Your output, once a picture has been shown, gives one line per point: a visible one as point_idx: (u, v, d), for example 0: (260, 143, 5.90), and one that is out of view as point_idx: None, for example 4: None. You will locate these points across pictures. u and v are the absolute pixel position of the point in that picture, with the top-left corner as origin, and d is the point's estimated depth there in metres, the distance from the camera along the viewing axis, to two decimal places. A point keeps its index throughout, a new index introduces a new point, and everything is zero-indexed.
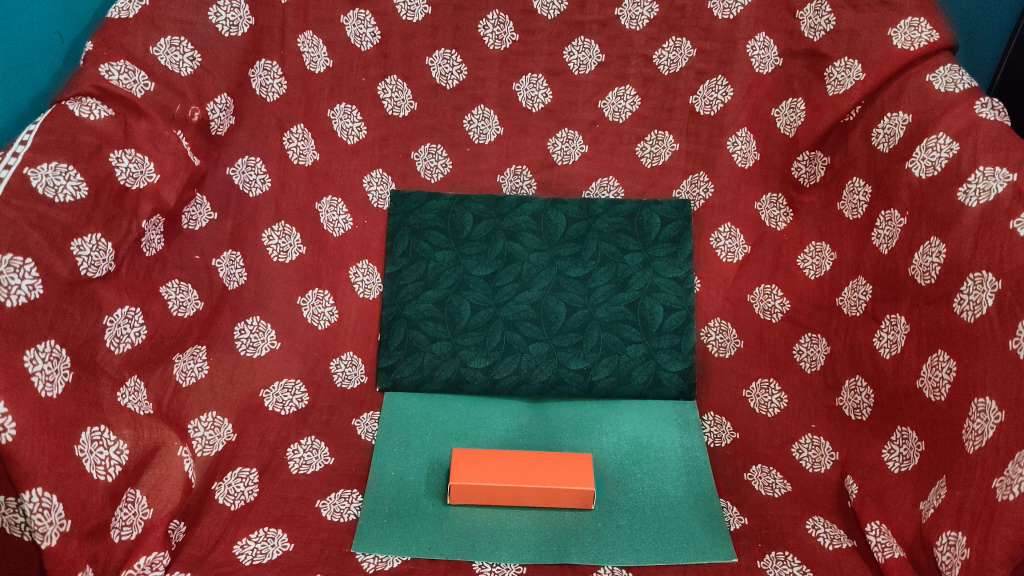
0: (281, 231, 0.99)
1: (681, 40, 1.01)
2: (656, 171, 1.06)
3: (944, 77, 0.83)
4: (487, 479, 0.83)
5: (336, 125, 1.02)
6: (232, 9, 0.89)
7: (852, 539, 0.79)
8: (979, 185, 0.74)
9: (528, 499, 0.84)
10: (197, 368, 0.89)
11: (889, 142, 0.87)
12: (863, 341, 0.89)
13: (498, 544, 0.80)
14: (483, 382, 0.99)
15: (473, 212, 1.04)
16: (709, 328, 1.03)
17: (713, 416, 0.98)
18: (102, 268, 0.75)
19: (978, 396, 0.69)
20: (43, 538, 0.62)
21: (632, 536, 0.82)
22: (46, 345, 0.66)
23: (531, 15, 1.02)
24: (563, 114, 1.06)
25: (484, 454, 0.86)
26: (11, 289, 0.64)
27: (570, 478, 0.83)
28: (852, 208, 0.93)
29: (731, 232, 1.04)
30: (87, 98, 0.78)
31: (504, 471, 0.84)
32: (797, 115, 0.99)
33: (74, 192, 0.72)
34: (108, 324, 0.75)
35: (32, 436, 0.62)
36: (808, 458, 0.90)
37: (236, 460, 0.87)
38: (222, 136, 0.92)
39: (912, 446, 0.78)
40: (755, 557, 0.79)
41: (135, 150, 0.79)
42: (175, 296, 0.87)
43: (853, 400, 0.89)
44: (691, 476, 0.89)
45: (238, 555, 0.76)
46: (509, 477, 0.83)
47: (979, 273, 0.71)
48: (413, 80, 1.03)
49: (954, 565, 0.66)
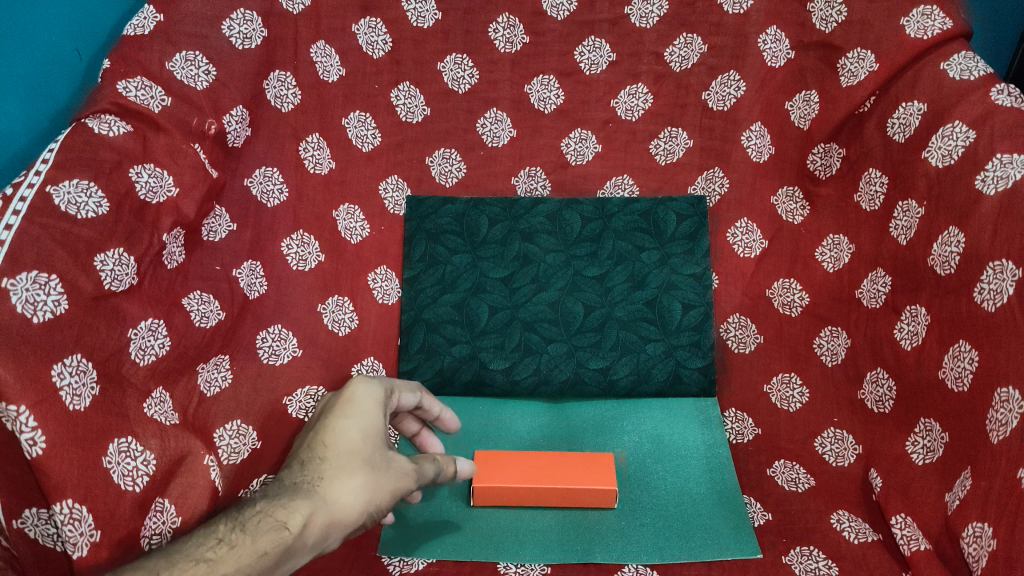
0: (300, 240, 0.99)
1: (691, 37, 1.02)
2: (671, 168, 1.06)
3: (959, 65, 0.82)
4: (509, 480, 0.83)
5: (351, 133, 1.03)
6: (245, 22, 0.90)
7: (877, 532, 0.80)
8: (997, 173, 0.73)
9: (552, 501, 0.84)
10: (221, 377, 0.87)
11: (904, 132, 0.86)
12: (884, 333, 0.88)
13: (523, 545, 0.82)
14: (503, 383, 0.99)
15: (488, 215, 1.04)
16: (728, 324, 1.02)
17: (734, 413, 0.98)
18: (125, 281, 0.76)
19: (1001, 385, 0.68)
20: (74, 548, 0.64)
21: (656, 534, 0.84)
22: (73, 359, 0.67)
23: (541, 16, 1.03)
24: (576, 114, 1.07)
25: (505, 455, 0.86)
26: (37, 304, 0.66)
27: (593, 478, 0.84)
28: (869, 199, 0.92)
29: (747, 227, 1.04)
30: (107, 114, 0.79)
31: (526, 471, 0.84)
32: (811, 108, 0.98)
33: (95, 208, 0.73)
34: (132, 336, 0.76)
35: (61, 449, 0.63)
36: (832, 452, 0.89)
37: (261, 465, 0.88)
38: (239, 148, 0.92)
39: (936, 438, 0.77)
40: (780, 552, 0.80)
41: (155, 164, 0.80)
42: (197, 308, 0.86)
43: (876, 392, 0.88)
44: (714, 473, 0.90)
45: None
46: (532, 478, 0.83)
47: (999, 261, 0.71)
48: (425, 85, 1.05)
49: (982, 557, 0.66)
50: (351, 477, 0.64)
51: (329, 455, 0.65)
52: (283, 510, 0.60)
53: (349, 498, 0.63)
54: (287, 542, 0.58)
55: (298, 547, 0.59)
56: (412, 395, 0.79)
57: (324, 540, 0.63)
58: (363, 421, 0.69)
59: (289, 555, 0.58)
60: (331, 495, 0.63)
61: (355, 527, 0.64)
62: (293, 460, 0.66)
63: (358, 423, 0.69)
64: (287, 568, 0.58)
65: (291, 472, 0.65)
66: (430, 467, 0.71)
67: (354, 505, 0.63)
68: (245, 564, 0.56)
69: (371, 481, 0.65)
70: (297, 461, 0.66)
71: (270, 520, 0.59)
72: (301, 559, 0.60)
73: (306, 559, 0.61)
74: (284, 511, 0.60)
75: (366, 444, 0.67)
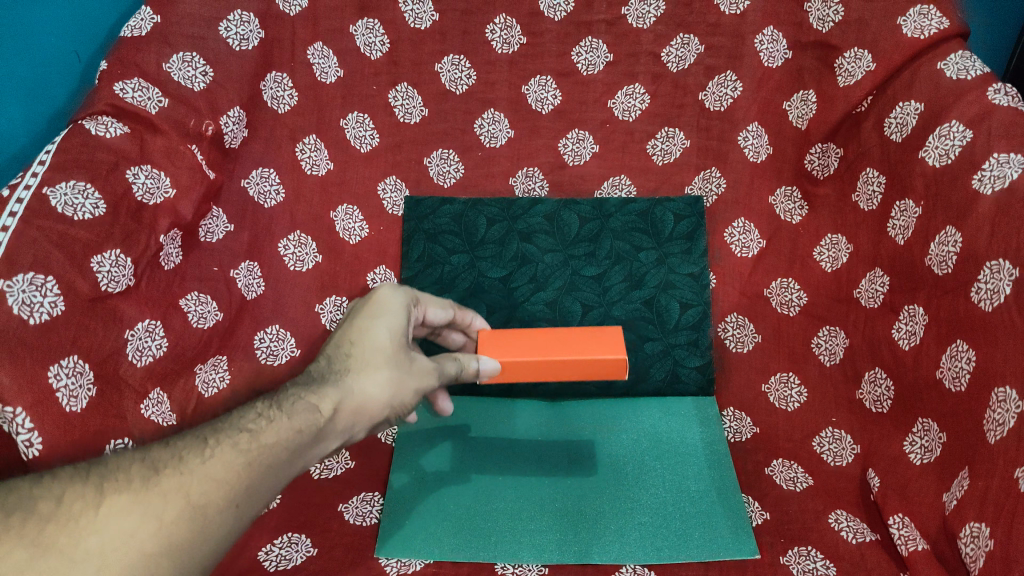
0: (296, 240, 0.99)
1: (688, 37, 1.02)
2: (668, 169, 1.06)
3: (955, 64, 0.81)
4: (508, 355, 0.77)
5: (349, 134, 1.03)
6: (242, 23, 0.90)
7: (875, 532, 0.80)
8: (994, 172, 0.73)
9: (559, 376, 0.78)
10: (219, 378, 0.87)
11: (901, 131, 0.86)
12: (883, 333, 0.87)
13: (521, 545, 0.83)
14: (502, 384, 0.99)
15: (486, 215, 1.04)
16: (726, 324, 1.03)
17: (732, 412, 0.99)
18: (122, 283, 0.76)
19: (999, 384, 0.68)
20: None
21: (653, 534, 0.84)
22: (70, 360, 0.67)
23: (538, 17, 1.03)
24: (573, 115, 1.07)
25: (507, 332, 0.80)
26: (33, 306, 0.66)
27: (601, 347, 0.76)
28: (867, 198, 0.92)
29: (745, 227, 1.04)
30: (104, 116, 0.79)
31: (529, 346, 0.78)
32: (809, 107, 0.98)
33: (92, 210, 0.73)
34: (130, 337, 0.76)
35: (60, 449, 0.64)
36: (830, 452, 0.89)
37: None
38: (236, 149, 0.92)
39: (933, 437, 0.77)
40: (778, 552, 0.80)
41: (152, 165, 0.80)
42: (195, 308, 0.86)
43: (874, 392, 0.88)
44: (712, 470, 0.90)
45: (262, 562, 0.78)
46: (535, 353, 0.77)
47: (996, 261, 0.70)
48: (422, 86, 1.05)
49: (979, 557, 0.66)
50: (379, 370, 0.66)
51: (355, 352, 0.66)
52: (313, 396, 0.62)
53: (375, 389, 0.65)
54: (317, 426, 0.61)
55: (328, 432, 0.62)
56: (440, 307, 0.81)
57: (353, 429, 0.65)
58: (387, 322, 0.69)
59: (320, 432, 0.61)
60: (357, 380, 0.65)
61: (383, 415, 0.66)
62: (322, 356, 0.68)
63: (383, 325, 0.69)
64: (318, 448, 0.61)
65: (322, 366, 0.67)
66: (448, 363, 0.72)
67: (379, 397, 0.65)
68: (279, 434, 0.59)
69: (395, 377, 0.66)
70: (324, 355, 0.68)
71: (301, 402, 0.62)
72: (334, 439, 0.63)
73: (336, 446, 0.64)
74: (314, 395, 0.63)
75: (390, 344, 0.68)
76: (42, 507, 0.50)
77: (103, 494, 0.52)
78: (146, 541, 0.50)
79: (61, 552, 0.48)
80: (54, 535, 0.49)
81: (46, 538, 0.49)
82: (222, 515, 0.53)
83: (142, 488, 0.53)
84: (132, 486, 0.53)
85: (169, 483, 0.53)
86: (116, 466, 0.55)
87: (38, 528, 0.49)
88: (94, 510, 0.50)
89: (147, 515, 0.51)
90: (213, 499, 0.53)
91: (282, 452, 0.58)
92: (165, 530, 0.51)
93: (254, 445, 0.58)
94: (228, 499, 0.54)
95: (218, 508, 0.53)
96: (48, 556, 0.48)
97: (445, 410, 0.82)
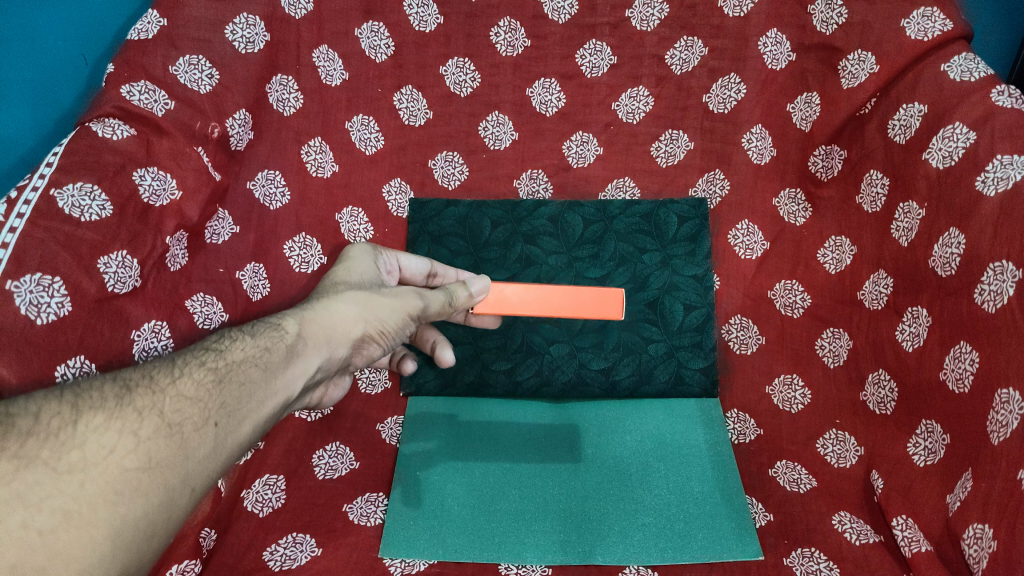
0: (302, 242, 0.99)
1: (692, 40, 1.02)
2: (672, 170, 1.07)
3: (959, 66, 0.81)
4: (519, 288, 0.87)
5: (354, 136, 1.04)
6: (248, 26, 0.90)
7: (879, 534, 0.80)
8: (998, 174, 0.72)
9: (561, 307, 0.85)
10: None
11: (905, 133, 0.86)
12: (886, 335, 0.88)
13: (525, 547, 0.83)
14: (505, 385, 1.00)
15: (491, 217, 1.05)
16: (731, 326, 1.03)
17: (736, 414, 0.99)
18: (128, 283, 0.77)
19: (1002, 386, 0.68)
20: None
21: (657, 536, 0.84)
22: (76, 360, 0.70)
23: (542, 20, 1.03)
24: (576, 117, 1.07)
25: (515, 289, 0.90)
26: (40, 306, 0.68)
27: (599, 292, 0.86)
28: (871, 200, 0.92)
29: (749, 229, 1.04)
30: (110, 118, 0.80)
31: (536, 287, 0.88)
32: (812, 109, 0.98)
33: (99, 211, 0.74)
34: (136, 338, 0.77)
35: None
36: (833, 453, 0.90)
37: (264, 467, 0.90)
38: (242, 151, 0.93)
39: (937, 440, 0.77)
40: (781, 554, 0.81)
41: (158, 167, 0.81)
42: (201, 310, 0.86)
43: (877, 394, 0.88)
44: (716, 472, 0.90)
45: (267, 561, 0.79)
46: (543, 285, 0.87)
47: (1000, 263, 0.70)
48: (427, 89, 1.06)
49: (982, 558, 0.66)
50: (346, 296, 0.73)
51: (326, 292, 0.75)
52: (283, 321, 0.67)
53: (342, 313, 0.71)
54: (287, 344, 0.65)
55: (299, 351, 0.66)
56: (412, 257, 0.92)
57: (329, 350, 0.69)
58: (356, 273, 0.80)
59: (289, 351, 0.65)
60: (324, 307, 0.71)
61: (356, 338, 0.71)
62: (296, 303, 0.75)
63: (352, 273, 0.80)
64: (292, 367, 0.65)
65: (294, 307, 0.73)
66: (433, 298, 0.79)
67: (347, 319, 0.71)
68: (246, 353, 0.63)
69: (363, 301, 0.73)
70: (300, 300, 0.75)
71: (271, 327, 0.66)
72: (308, 362, 0.66)
73: (313, 369, 0.67)
74: (279, 323, 0.67)
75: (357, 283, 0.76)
76: (19, 422, 0.51)
77: (79, 411, 0.53)
78: (127, 456, 0.52)
79: (45, 464, 0.49)
80: (35, 449, 0.50)
81: (29, 451, 0.50)
82: (200, 432, 0.56)
83: (115, 407, 0.55)
84: (106, 405, 0.55)
85: (143, 400, 0.56)
86: (87, 385, 0.56)
87: (19, 441, 0.50)
88: (73, 426, 0.52)
89: (124, 429, 0.53)
90: (188, 416, 0.56)
91: (252, 370, 0.62)
92: (143, 446, 0.53)
93: (222, 365, 0.61)
94: (205, 416, 0.57)
95: (195, 425, 0.56)
96: (33, 468, 0.49)
97: (447, 361, 0.94)
